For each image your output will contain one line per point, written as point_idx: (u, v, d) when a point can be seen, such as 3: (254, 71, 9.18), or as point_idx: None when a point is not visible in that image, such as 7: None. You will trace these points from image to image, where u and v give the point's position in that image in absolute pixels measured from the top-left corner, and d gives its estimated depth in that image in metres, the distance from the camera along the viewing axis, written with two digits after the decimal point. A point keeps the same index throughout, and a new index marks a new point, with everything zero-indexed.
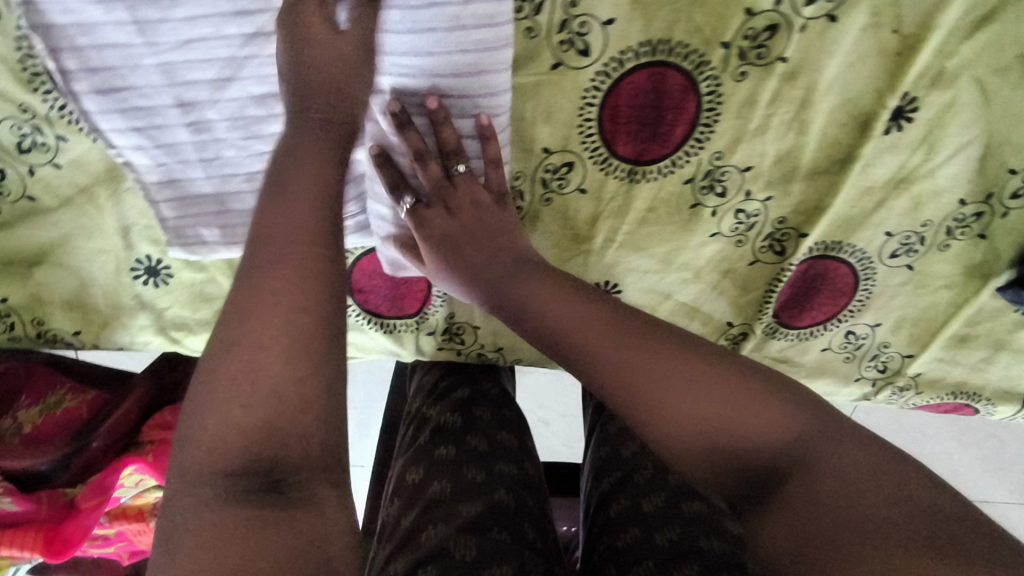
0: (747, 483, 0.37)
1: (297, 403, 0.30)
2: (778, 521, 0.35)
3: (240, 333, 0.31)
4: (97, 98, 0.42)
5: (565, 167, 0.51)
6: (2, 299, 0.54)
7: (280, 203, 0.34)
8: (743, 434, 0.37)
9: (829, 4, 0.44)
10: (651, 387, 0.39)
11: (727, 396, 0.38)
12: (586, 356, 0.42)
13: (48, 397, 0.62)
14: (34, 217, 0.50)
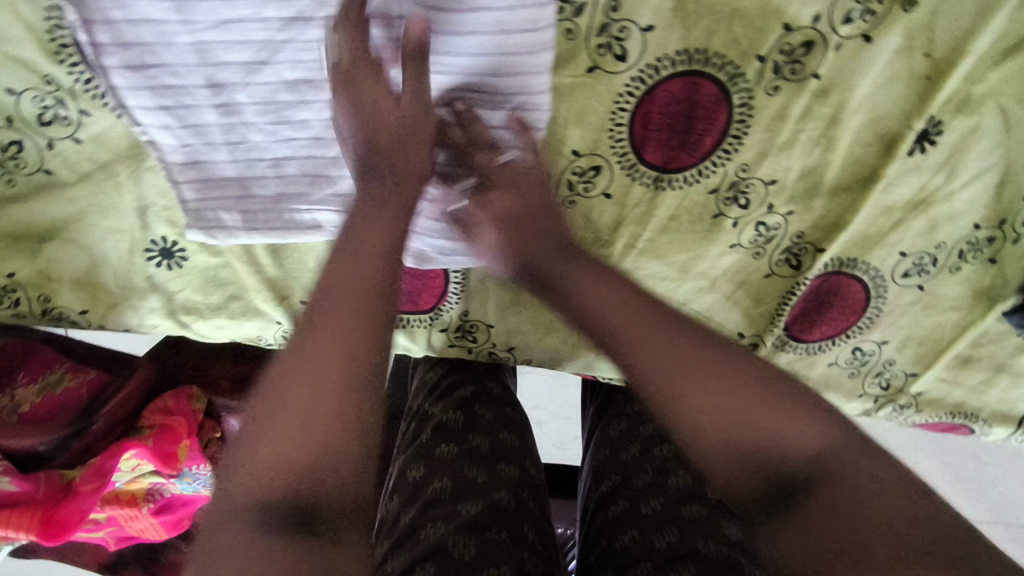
0: (772, 496, 0.37)
1: (340, 439, 0.35)
2: (801, 540, 0.36)
3: (296, 374, 0.36)
4: (126, 74, 0.41)
5: (592, 170, 0.51)
6: (9, 274, 0.52)
7: (337, 264, 0.39)
8: (775, 446, 0.37)
9: (865, 24, 0.45)
10: (689, 387, 0.39)
11: (766, 406, 0.38)
12: (624, 350, 0.41)
13: (47, 376, 0.60)
14: (49, 192, 0.49)
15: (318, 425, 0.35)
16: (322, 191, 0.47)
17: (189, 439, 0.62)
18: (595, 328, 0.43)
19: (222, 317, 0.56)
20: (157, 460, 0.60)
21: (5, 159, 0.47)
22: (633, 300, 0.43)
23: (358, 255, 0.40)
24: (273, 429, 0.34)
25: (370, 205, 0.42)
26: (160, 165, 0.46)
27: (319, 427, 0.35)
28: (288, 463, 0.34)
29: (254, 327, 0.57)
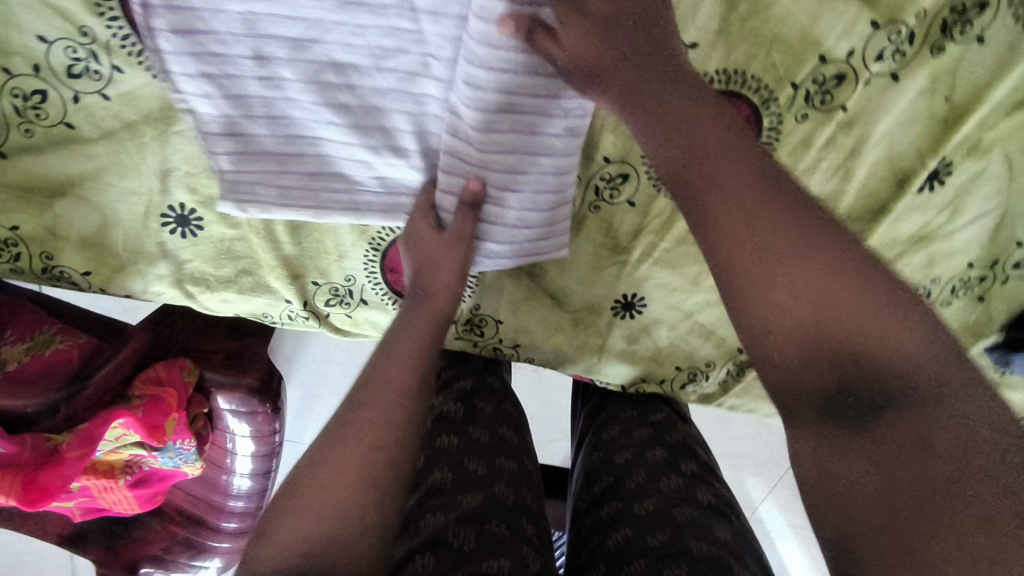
0: (844, 403, 0.35)
1: (356, 526, 0.37)
2: (865, 458, 0.33)
3: (330, 456, 0.39)
4: (172, 38, 0.40)
5: (620, 178, 0.52)
6: (13, 227, 0.50)
7: (388, 359, 0.43)
8: (862, 348, 0.34)
9: (895, 63, 0.47)
10: (786, 269, 0.36)
11: (865, 306, 0.35)
12: (711, 209, 0.37)
13: (36, 335, 0.58)
14: (68, 146, 0.47)
15: (328, 511, 0.37)
16: (362, 173, 0.47)
17: (178, 412, 0.61)
18: (681, 182, 0.38)
19: (231, 292, 0.55)
20: (144, 432, 0.58)
21: (25, 108, 0.45)
22: (733, 161, 0.38)
23: (395, 357, 0.43)
24: (296, 506, 0.38)
25: (412, 315, 0.46)
26: (195, 134, 0.45)
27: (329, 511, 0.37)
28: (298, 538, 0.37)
29: (263, 303, 0.57)
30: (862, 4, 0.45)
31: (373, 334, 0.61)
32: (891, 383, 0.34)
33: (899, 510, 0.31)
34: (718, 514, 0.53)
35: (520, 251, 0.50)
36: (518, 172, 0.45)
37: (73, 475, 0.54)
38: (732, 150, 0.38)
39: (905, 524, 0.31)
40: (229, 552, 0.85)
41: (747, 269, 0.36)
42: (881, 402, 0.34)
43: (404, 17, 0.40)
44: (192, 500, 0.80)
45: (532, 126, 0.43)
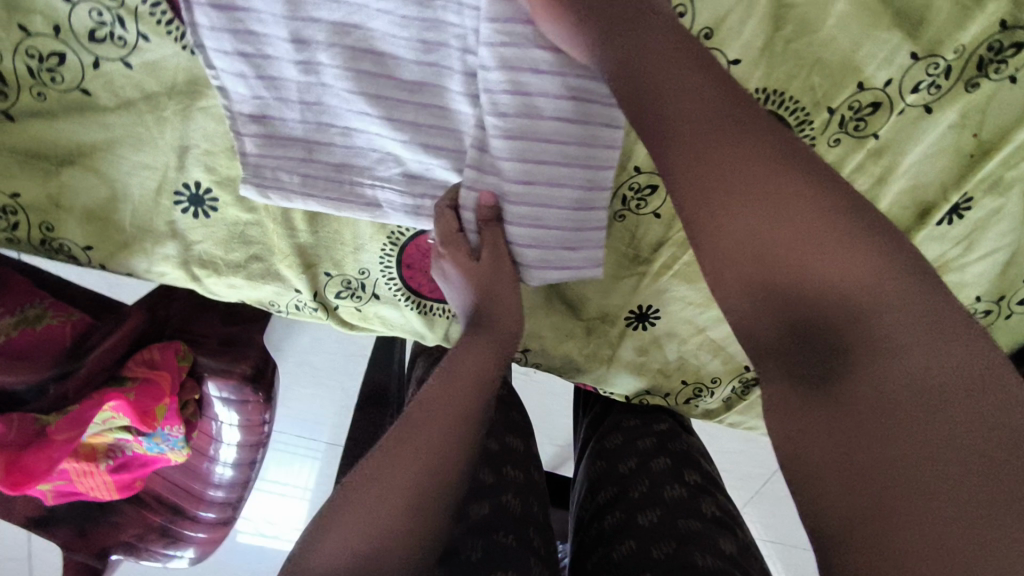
0: (812, 355, 0.34)
1: (401, 544, 0.36)
2: (827, 417, 0.32)
3: (381, 471, 0.38)
4: (210, 14, 0.40)
5: (648, 189, 0.52)
6: (12, 194, 0.47)
7: (448, 383, 0.43)
8: (824, 293, 0.33)
9: (930, 96, 0.47)
10: (736, 211, 0.35)
11: (829, 250, 0.33)
12: (676, 149, 0.36)
13: (27, 308, 0.56)
14: (83, 113, 0.45)
15: (364, 533, 0.36)
16: (389, 169, 0.46)
17: (172, 397, 0.58)
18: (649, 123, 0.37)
19: (239, 278, 0.53)
20: (134, 416, 0.55)
21: (40, 70, 0.42)
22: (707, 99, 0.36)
23: (451, 394, 0.42)
24: (335, 524, 0.37)
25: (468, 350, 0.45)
26: (225, 113, 0.44)
27: (366, 533, 0.36)
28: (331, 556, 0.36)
29: (271, 291, 0.55)
30: (905, 34, 0.45)
31: (382, 328, 0.60)
32: (863, 335, 0.32)
33: (857, 472, 0.30)
34: (724, 528, 0.53)
35: (551, 257, 0.46)
36: (548, 167, 0.43)
37: (61, 459, 0.50)
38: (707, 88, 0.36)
39: (870, 489, 0.29)
40: (205, 543, 0.80)
41: (701, 211, 0.36)
42: (843, 352, 0.32)
43: (451, 11, 0.40)
44: (173, 487, 0.76)
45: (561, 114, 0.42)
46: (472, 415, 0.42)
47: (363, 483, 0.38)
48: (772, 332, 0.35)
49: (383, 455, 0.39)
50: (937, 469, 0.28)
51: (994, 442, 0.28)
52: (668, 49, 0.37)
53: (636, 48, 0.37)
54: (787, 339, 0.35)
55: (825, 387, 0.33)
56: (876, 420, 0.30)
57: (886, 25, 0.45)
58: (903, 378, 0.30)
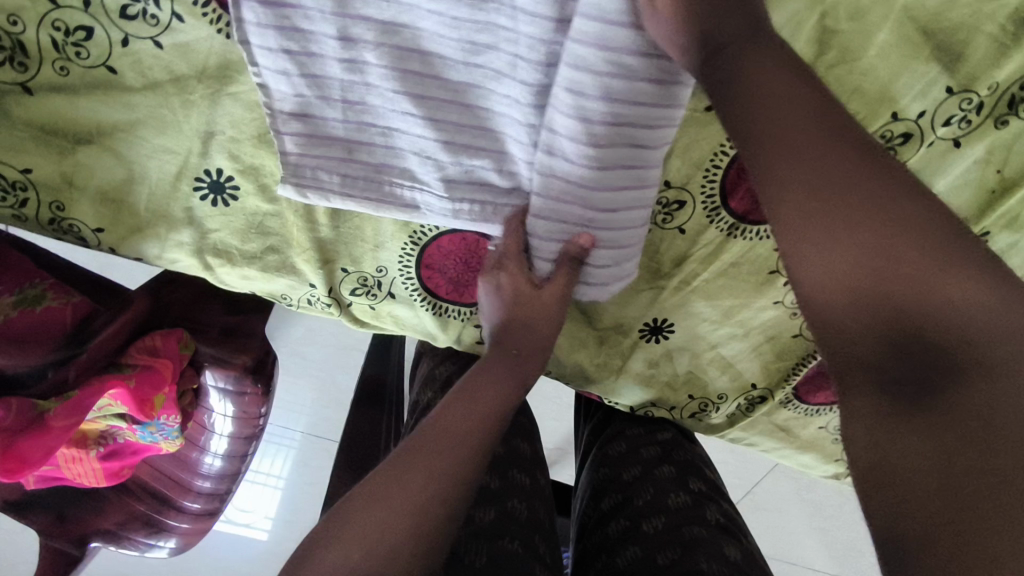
0: (906, 374, 0.31)
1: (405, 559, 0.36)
2: (920, 435, 0.29)
3: (388, 483, 0.39)
4: (257, 9, 0.39)
5: (676, 204, 0.52)
6: (25, 170, 0.45)
7: (465, 404, 0.44)
8: (931, 311, 0.30)
9: (960, 130, 0.48)
10: (840, 219, 0.32)
11: (942, 267, 0.30)
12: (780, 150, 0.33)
13: (26, 288, 0.54)
14: (106, 92, 0.43)
15: (377, 533, 0.37)
16: (428, 173, 0.46)
17: (172, 386, 0.57)
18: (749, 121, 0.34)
19: (253, 269, 0.52)
20: (133, 404, 0.54)
21: (65, 43, 0.40)
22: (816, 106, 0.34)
23: (469, 407, 0.43)
24: (349, 523, 0.37)
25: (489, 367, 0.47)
26: (264, 109, 0.43)
27: (380, 532, 0.37)
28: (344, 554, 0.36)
29: (284, 284, 0.54)
30: (943, 68, 0.45)
31: (393, 327, 0.59)
32: (968, 356, 0.30)
33: (946, 490, 0.28)
34: (728, 534, 0.53)
35: (605, 272, 0.49)
36: (616, 191, 0.44)
37: (58, 447, 0.49)
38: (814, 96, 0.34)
39: (967, 514, 0.27)
40: (188, 535, 0.74)
41: (801, 216, 0.33)
42: (947, 372, 0.30)
43: (502, 14, 0.39)
44: (160, 477, 0.71)
45: (633, 138, 0.42)
46: (486, 428, 0.43)
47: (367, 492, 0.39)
48: (865, 348, 0.32)
49: (398, 460, 0.40)
50: None
51: None
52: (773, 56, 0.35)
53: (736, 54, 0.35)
54: (888, 360, 0.32)
55: (922, 408, 0.30)
56: (975, 442, 0.28)
57: (926, 58, 0.45)
58: (1006, 398, 0.28)
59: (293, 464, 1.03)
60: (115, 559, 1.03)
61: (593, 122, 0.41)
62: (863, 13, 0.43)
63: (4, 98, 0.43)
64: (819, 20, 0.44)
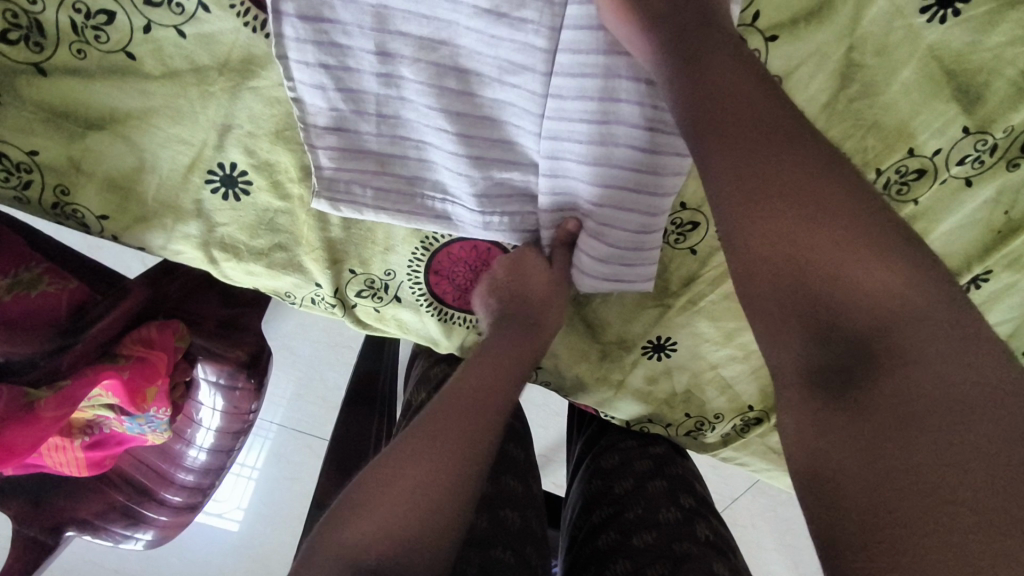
0: (834, 373, 0.32)
1: (433, 522, 0.38)
2: (845, 430, 0.31)
3: (409, 456, 0.40)
4: (296, 24, 0.39)
5: (689, 225, 0.52)
6: (31, 151, 0.44)
7: (469, 377, 0.45)
8: (858, 305, 0.31)
9: (973, 170, 0.48)
10: (773, 213, 0.33)
11: (871, 269, 0.31)
12: (722, 152, 0.34)
13: (21, 272, 0.52)
14: (123, 78, 0.42)
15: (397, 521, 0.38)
16: (460, 189, 0.47)
17: (165, 378, 0.55)
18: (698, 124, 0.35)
19: (259, 265, 0.51)
20: (124, 395, 0.52)
21: (84, 26, 0.39)
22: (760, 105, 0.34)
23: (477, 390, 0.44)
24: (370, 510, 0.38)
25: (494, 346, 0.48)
26: (297, 122, 0.44)
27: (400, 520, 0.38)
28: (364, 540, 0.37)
29: (289, 283, 0.53)
30: (962, 109, 0.45)
31: (396, 331, 0.58)
32: (894, 357, 0.30)
33: (873, 490, 0.29)
34: (718, 551, 0.52)
35: (608, 269, 0.50)
36: (620, 191, 0.45)
37: (48, 437, 0.47)
38: (770, 105, 0.34)
39: (883, 503, 0.28)
40: (168, 527, 0.72)
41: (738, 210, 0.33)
42: (864, 360, 0.31)
43: (542, 35, 0.40)
44: (143, 468, 0.69)
45: (631, 140, 0.43)
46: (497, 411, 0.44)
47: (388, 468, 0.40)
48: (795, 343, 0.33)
49: (411, 445, 0.41)
50: (952, 481, 0.27)
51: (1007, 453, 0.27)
52: (727, 62, 0.36)
53: (701, 59, 0.36)
54: (810, 350, 0.32)
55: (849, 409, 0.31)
56: (887, 432, 0.29)
57: (947, 98, 0.45)
58: (922, 391, 0.29)
59: (269, 456, 1.00)
60: (84, 544, 0.99)
61: (588, 125, 0.43)
62: (889, 50, 0.44)
63: (15, 77, 0.41)
64: (845, 53, 0.44)
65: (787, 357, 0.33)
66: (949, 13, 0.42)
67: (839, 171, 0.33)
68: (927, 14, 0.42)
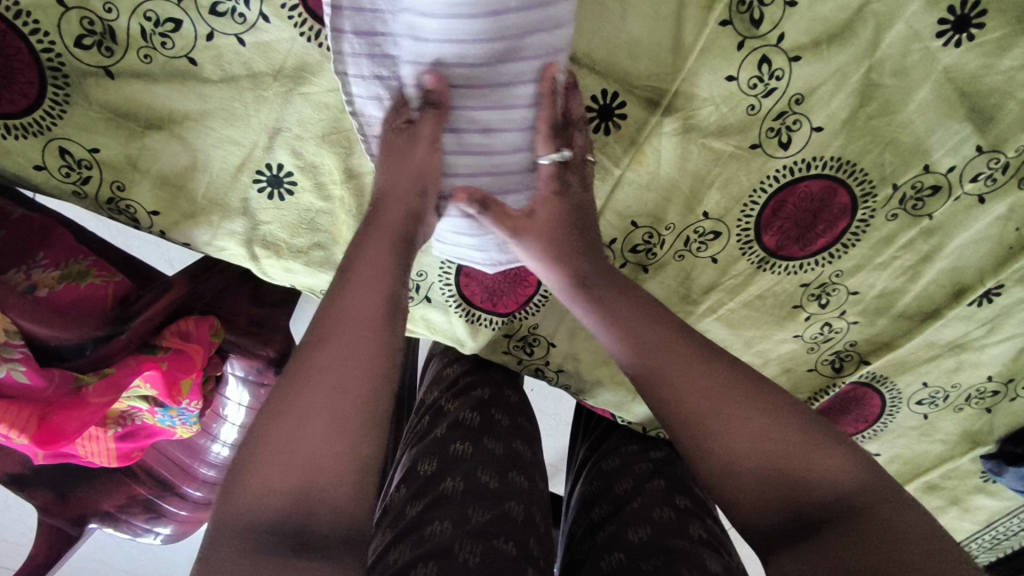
0: (791, 519, 0.41)
1: (337, 465, 0.36)
2: (769, 490, 0.41)
3: (297, 399, 0.37)
4: (353, 40, 0.41)
5: (711, 234, 0.55)
6: (94, 149, 0.48)
7: (353, 288, 0.40)
8: (719, 412, 0.42)
9: (986, 187, 0.50)
10: (669, 369, 0.44)
11: (798, 440, 0.42)
12: (671, 389, 0.43)
13: (71, 264, 0.54)
14: (184, 81, 0.45)
15: (278, 510, 0.35)
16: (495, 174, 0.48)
17: (199, 371, 0.56)
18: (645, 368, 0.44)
19: (298, 262, 0.54)
20: (162, 387, 0.53)
21: (153, 33, 0.43)
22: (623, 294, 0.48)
23: (329, 366, 0.38)
24: (227, 508, 0.35)
25: (348, 290, 0.41)
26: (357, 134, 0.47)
27: (262, 522, 0.35)
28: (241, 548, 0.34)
29: (326, 279, 0.55)
30: (975, 128, 0.47)
31: (425, 331, 0.65)
32: (842, 489, 0.41)
33: (809, 511, 0.41)
34: (711, 549, 0.51)
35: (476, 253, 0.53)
36: (488, 116, 0.45)
37: (91, 423, 0.48)
38: (624, 295, 0.48)
39: (805, 521, 0.41)
40: (185, 523, 0.71)
41: (646, 375, 0.44)
42: (734, 444, 0.42)
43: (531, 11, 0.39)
44: (166, 462, 0.69)
45: (501, 53, 0.41)
46: (362, 384, 0.38)
47: (274, 419, 0.37)
48: (726, 460, 0.42)
49: (274, 430, 0.36)
50: (825, 488, 0.41)
51: (836, 457, 0.42)
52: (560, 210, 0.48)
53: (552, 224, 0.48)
54: (741, 469, 0.42)
55: (805, 539, 0.40)
56: (790, 492, 0.41)
57: (961, 118, 0.47)
58: (777, 440, 0.42)
59: None
60: (90, 546, 0.99)
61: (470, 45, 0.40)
62: (906, 70, 0.45)
63: (85, 80, 0.45)
64: (865, 74, 0.46)
65: (728, 462, 0.42)
66: (965, 37, 0.43)
67: (666, 324, 0.46)
68: (943, 38, 0.43)
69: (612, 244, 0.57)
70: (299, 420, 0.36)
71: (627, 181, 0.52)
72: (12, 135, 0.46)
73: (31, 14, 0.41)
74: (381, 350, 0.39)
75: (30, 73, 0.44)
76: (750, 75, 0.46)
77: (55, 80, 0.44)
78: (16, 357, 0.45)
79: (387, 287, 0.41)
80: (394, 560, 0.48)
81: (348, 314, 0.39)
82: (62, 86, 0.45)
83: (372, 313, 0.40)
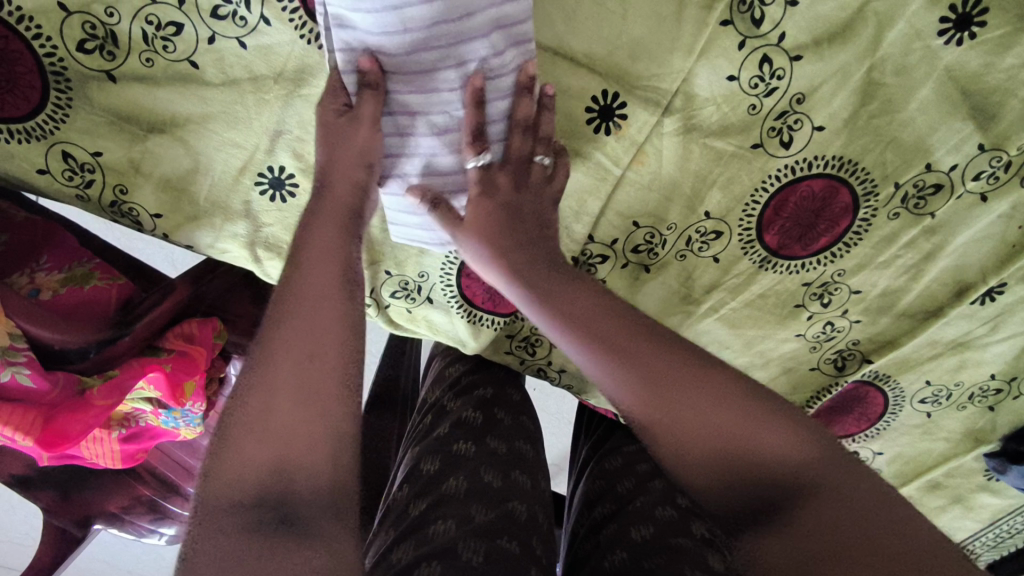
0: (752, 505, 0.39)
1: (305, 450, 0.36)
2: (730, 476, 0.40)
3: (263, 384, 0.37)
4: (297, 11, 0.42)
5: (713, 234, 0.55)
6: (96, 152, 0.48)
7: (309, 269, 0.41)
8: (671, 397, 0.40)
9: (988, 186, 0.50)
10: (618, 355, 0.41)
11: (754, 419, 0.40)
12: (621, 376, 0.41)
13: (75, 267, 0.55)
14: (186, 84, 0.45)
15: (253, 499, 0.35)
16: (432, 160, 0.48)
17: (202, 373, 0.56)
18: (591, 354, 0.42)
19: None
20: (166, 389, 0.52)
21: (154, 37, 0.43)
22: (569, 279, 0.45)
23: (292, 344, 0.38)
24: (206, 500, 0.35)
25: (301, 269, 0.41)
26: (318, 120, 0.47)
27: (234, 510, 0.35)
28: (220, 541, 0.34)
29: None
30: (977, 126, 0.47)
31: (426, 332, 0.64)
32: (802, 470, 0.39)
33: (772, 496, 0.39)
34: (713, 547, 0.51)
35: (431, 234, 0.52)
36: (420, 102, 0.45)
37: (95, 424, 0.48)
38: (568, 279, 0.45)
39: (769, 507, 0.39)
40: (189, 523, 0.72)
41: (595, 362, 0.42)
42: (690, 430, 0.40)
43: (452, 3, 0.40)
44: (169, 463, 0.69)
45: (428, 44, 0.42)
46: (313, 363, 0.38)
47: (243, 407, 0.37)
48: (684, 447, 0.40)
49: (247, 420, 0.36)
50: (786, 469, 0.39)
51: (794, 435, 0.40)
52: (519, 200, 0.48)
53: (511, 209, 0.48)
54: (700, 456, 0.40)
55: (768, 524, 0.39)
56: (752, 476, 0.39)
57: (962, 116, 0.47)
58: (734, 423, 0.40)
59: None
60: (95, 546, 1.00)
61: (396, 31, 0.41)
62: (908, 69, 0.45)
63: (87, 84, 0.45)
64: (866, 73, 0.46)
65: (685, 449, 0.40)
66: (966, 36, 0.43)
67: (612, 308, 0.44)
68: (944, 37, 0.43)
69: (613, 245, 0.56)
70: (263, 405, 0.37)
71: (628, 181, 0.52)
72: (14, 139, 0.46)
73: (34, 19, 0.42)
74: (335, 327, 0.40)
75: (32, 77, 0.44)
76: (751, 75, 0.46)
77: (57, 85, 0.45)
78: (20, 360, 0.45)
79: (340, 268, 0.42)
80: (398, 560, 0.48)
81: (305, 291, 0.40)
82: (64, 90, 0.45)
83: (328, 289, 0.40)
